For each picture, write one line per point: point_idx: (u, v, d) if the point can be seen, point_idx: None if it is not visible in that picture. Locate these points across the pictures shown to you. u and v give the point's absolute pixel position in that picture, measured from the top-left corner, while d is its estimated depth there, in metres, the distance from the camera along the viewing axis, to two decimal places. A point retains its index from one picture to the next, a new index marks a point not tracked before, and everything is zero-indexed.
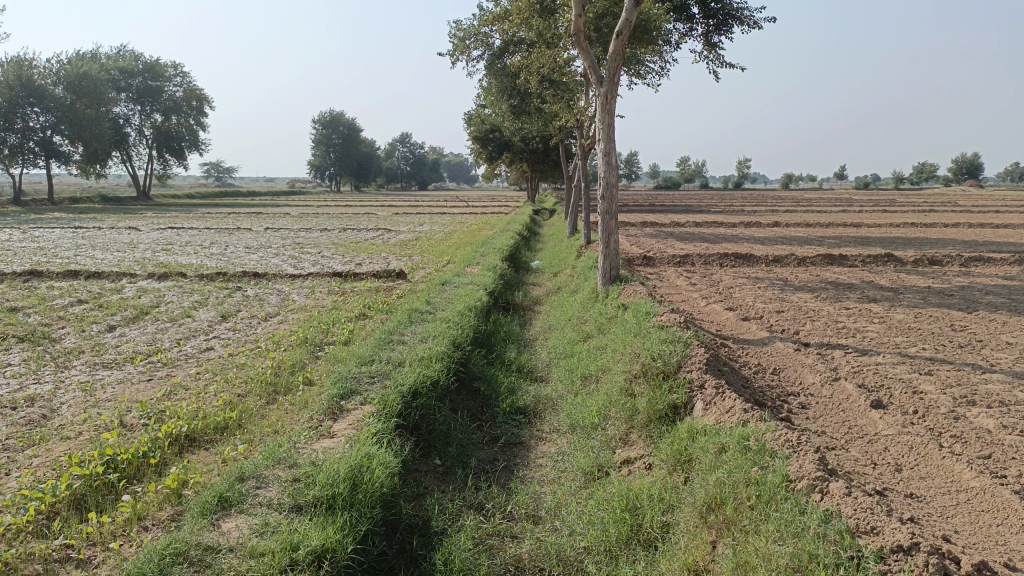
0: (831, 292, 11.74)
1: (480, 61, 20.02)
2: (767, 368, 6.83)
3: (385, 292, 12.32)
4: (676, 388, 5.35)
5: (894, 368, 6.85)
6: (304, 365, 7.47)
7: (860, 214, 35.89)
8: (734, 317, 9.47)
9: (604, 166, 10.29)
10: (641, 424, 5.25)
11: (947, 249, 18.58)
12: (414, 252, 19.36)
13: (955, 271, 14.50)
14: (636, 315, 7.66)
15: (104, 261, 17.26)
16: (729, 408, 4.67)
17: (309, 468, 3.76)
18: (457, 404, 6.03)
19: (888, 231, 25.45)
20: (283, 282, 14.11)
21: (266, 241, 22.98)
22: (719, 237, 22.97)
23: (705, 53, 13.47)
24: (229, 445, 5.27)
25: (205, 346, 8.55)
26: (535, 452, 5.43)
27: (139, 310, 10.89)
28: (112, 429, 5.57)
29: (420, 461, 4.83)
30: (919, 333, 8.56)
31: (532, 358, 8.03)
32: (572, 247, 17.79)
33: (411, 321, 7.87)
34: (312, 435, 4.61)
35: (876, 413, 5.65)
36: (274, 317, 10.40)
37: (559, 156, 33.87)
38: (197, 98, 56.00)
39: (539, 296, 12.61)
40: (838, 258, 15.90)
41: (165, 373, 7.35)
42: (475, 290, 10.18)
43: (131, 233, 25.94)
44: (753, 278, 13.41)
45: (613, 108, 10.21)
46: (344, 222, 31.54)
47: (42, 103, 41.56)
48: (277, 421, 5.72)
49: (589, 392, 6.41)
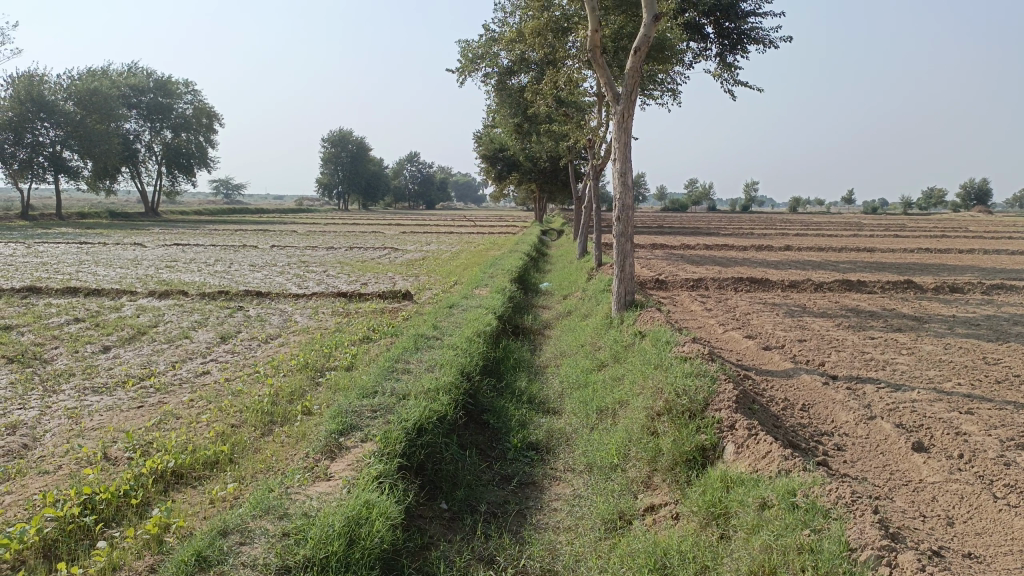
0: (852, 320, 11.30)
1: (490, 81, 19.79)
2: (795, 405, 6.40)
3: (390, 314, 11.94)
4: (704, 428, 4.94)
5: (932, 406, 6.41)
6: (304, 393, 7.07)
7: (871, 239, 35.46)
8: (754, 346, 9.04)
9: (620, 187, 9.89)
10: (666, 466, 4.83)
11: (967, 275, 18.10)
12: (421, 272, 19.00)
13: (976, 299, 14.06)
14: (655, 344, 7.24)
15: (105, 278, 16.92)
16: (766, 453, 4.24)
17: (301, 522, 3.34)
18: (464, 439, 5.62)
19: (903, 257, 24.95)
20: (287, 301, 13.75)
21: (272, 259, 22.67)
22: (731, 260, 22.59)
23: (721, 73, 13.15)
24: (217, 482, 4.89)
25: (201, 370, 8.17)
26: (549, 495, 5.01)
27: (136, 330, 10.53)
28: (94, 463, 5.18)
29: (425, 507, 4.43)
30: (952, 366, 8.11)
31: (543, 388, 7.61)
32: (582, 269, 17.39)
33: (417, 347, 7.47)
34: (307, 477, 4.21)
35: (919, 457, 5.21)
36: (275, 339, 10.02)
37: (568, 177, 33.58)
38: (206, 115, 56.08)
39: (549, 320, 12.22)
40: (856, 284, 15.48)
41: (157, 400, 6.95)
42: (483, 314, 9.78)
43: (135, 249, 25.68)
44: (771, 304, 12.98)
45: (630, 127, 9.86)
46: (350, 241, 31.30)
47: (52, 118, 41.52)
48: (271, 457, 5.32)
49: (607, 428, 5.99)
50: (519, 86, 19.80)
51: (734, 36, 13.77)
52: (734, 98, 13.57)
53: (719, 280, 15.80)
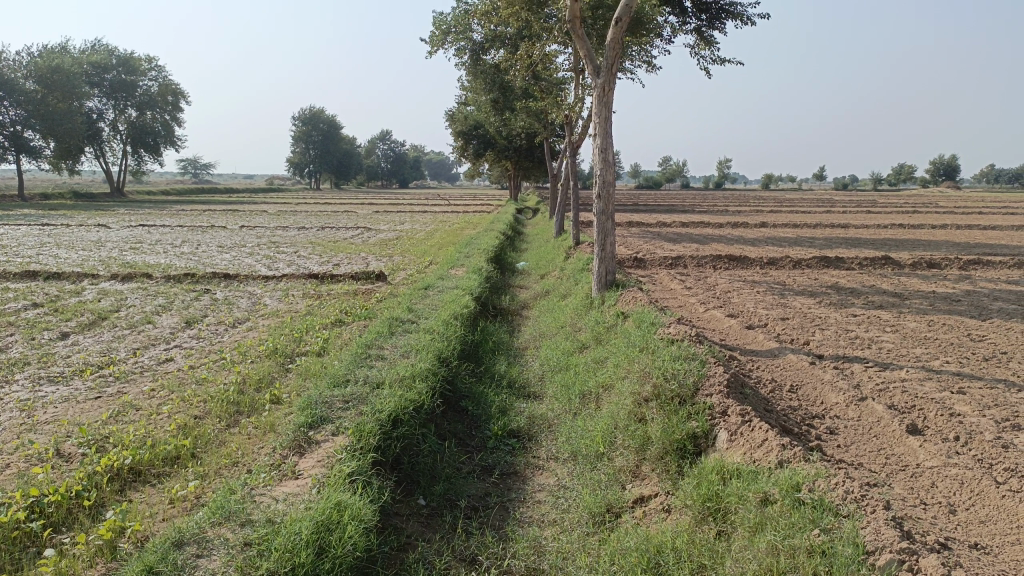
0: (834, 297, 11.14)
1: (464, 56, 19.32)
2: (783, 386, 6.20)
3: (363, 296, 11.59)
4: (695, 415, 4.70)
5: (923, 386, 6.25)
6: (273, 381, 6.75)
7: (843, 215, 35.59)
8: (738, 325, 8.84)
9: (601, 163, 9.56)
10: (655, 456, 4.59)
11: (942, 251, 18.09)
12: (395, 252, 18.63)
13: (954, 274, 14.00)
14: (639, 326, 6.98)
15: (67, 261, 16.33)
16: (762, 442, 4.01)
17: (265, 530, 3.05)
18: (442, 428, 5.35)
19: (878, 233, 24.99)
20: (256, 283, 13.34)
21: (241, 240, 22.13)
22: (707, 237, 22.47)
23: (699, 49, 12.82)
24: (178, 480, 4.58)
25: (164, 357, 7.79)
26: (533, 486, 4.75)
27: (98, 315, 10.09)
28: (45, 460, 4.81)
29: (401, 504, 4.15)
30: (938, 344, 7.97)
31: (523, 371, 7.34)
32: (559, 248, 17.10)
33: (391, 331, 7.15)
34: (273, 476, 3.90)
35: (914, 440, 5.03)
36: (243, 324, 9.65)
37: (543, 154, 33.22)
38: (172, 92, 54.67)
39: (527, 300, 11.97)
40: (834, 261, 15.37)
41: (117, 391, 6.58)
42: (460, 296, 9.46)
43: (99, 230, 24.98)
44: (751, 281, 12.82)
45: (611, 101, 9.53)
46: (323, 221, 30.75)
47: (11, 97, 40.27)
48: (236, 451, 5.01)
49: (591, 415, 5.74)
50: (493, 62, 19.38)
51: (712, 10, 13.45)
52: (710, 77, 13.45)
53: (698, 258, 15.61)
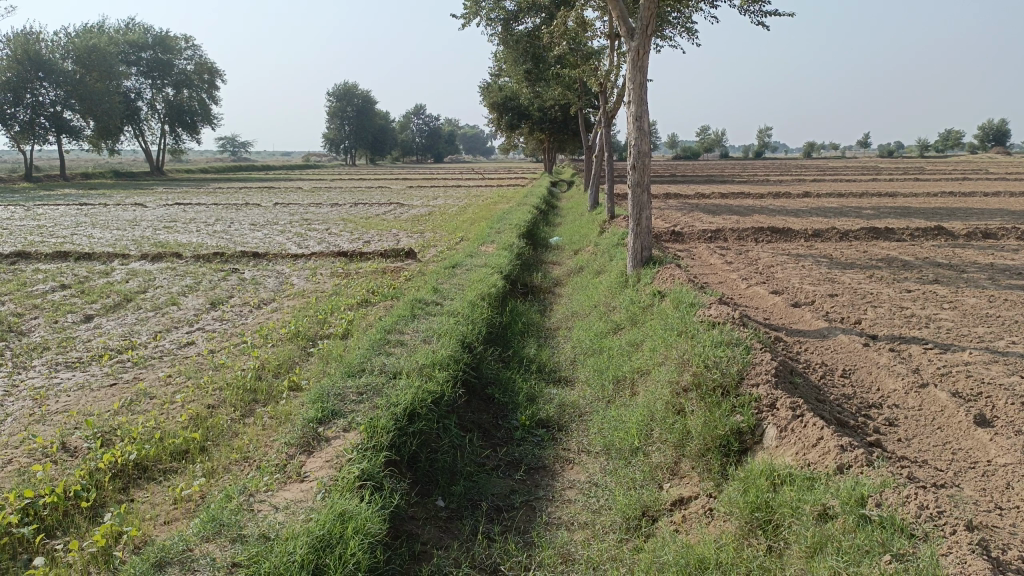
0: (885, 271, 10.50)
1: (495, 27, 18.77)
2: (834, 371, 5.73)
3: (391, 275, 11.27)
4: (740, 407, 4.27)
5: (989, 370, 5.72)
6: (292, 366, 6.47)
7: (891, 184, 34.26)
8: (783, 302, 8.33)
9: (635, 131, 9.04)
10: (696, 452, 4.18)
11: (997, 220, 17.16)
12: (427, 228, 18.31)
13: (1012, 245, 13.21)
14: (677, 307, 6.52)
15: (99, 241, 16.30)
16: (816, 441, 3.60)
17: (256, 552, 2.77)
18: (464, 419, 5.01)
19: (927, 202, 23.95)
20: (285, 262, 13.10)
21: (273, 217, 22.01)
22: (748, 209, 21.71)
23: (745, 7, 12.08)
24: (185, 477, 4.33)
25: (185, 340, 7.56)
26: (562, 482, 4.39)
27: (123, 297, 9.93)
28: (49, 455, 4.59)
29: (418, 507, 3.83)
30: (1001, 322, 7.39)
31: (553, 355, 6.96)
32: (595, 221, 16.61)
33: (414, 314, 6.81)
34: (277, 477, 3.61)
35: (983, 432, 4.55)
36: (269, 305, 9.41)
37: (577, 126, 32.56)
38: (208, 71, 54.76)
39: (559, 277, 11.58)
40: (883, 232, 14.65)
41: (133, 377, 6.36)
42: (488, 274, 9.09)
43: (136, 209, 25.11)
44: (795, 255, 12.21)
45: (645, 66, 8.99)
46: (356, 197, 30.55)
47: (51, 77, 40.60)
48: (248, 444, 4.76)
49: (625, 404, 5.35)
50: (527, 32, 18.78)
51: None
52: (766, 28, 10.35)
53: (739, 230, 15.00)
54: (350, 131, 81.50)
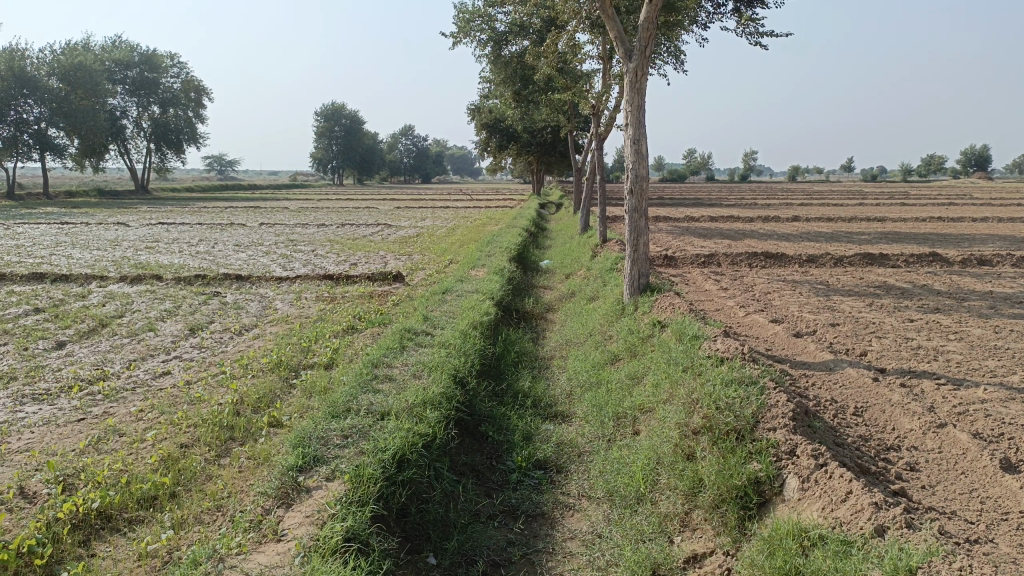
0: (884, 299, 10.27)
1: (486, 48, 18.62)
2: (846, 409, 5.44)
3: (378, 300, 10.94)
4: (757, 454, 3.97)
5: (1007, 408, 5.45)
6: (273, 400, 6.11)
7: (879, 208, 34.33)
8: (784, 331, 8.06)
9: (632, 155, 8.80)
10: (709, 503, 3.87)
11: (989, 246, 17.03)
12: (414, 250, 18.01)
13: (1008, 272, 13.06)
14: (680, 339, 6.23)
15: (78, 262, 15.84)
16: (845, 496, 3.31)
17: None
18: (456, 462, 4.68)
19: (916, 226, 23.94)
20: (269, 285, 12.73)
21: (258, 238, 21.63)
22: (739, 233, 21.54)
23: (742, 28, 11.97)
24: (151, 530, 3.96)
25: (160, 370, 7.18)
26: (563, 533, 4.06)
27: (99, 322, 9.52)
28: (4, 502, 4.21)
29: (406, 566, 3.49)
30: (1011, 354, 7.14)
31: (549, 388, 6.63)
32: (585, 245, 16.37)
33: (403, 344, 6.47)
34: (252, 536, 3.27)
35: (1011, 478, 4.25)
36: (251, 331, 9.04)
37: (566, 148, 32.48)
38: (194, 89, 54.49)
39: (552, 302, 11.30)
40: (878, 257, 14.47)
41: (103, 411, 5.97)
42: (480, 301, 8.78)
43: (118, 229, 24.61)
44: (791, 282, 11.98)
45: (644, 88, 8.77)
46: (343, 218, 30.22)
47: (35, 94, 40.17)
48: (222, 490, 4.40)
49: (628, 444, 5.02)
50: (517, 53, 18.64)
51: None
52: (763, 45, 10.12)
53: (732, 254, 14.77)
54: (337, 151, 81.30)
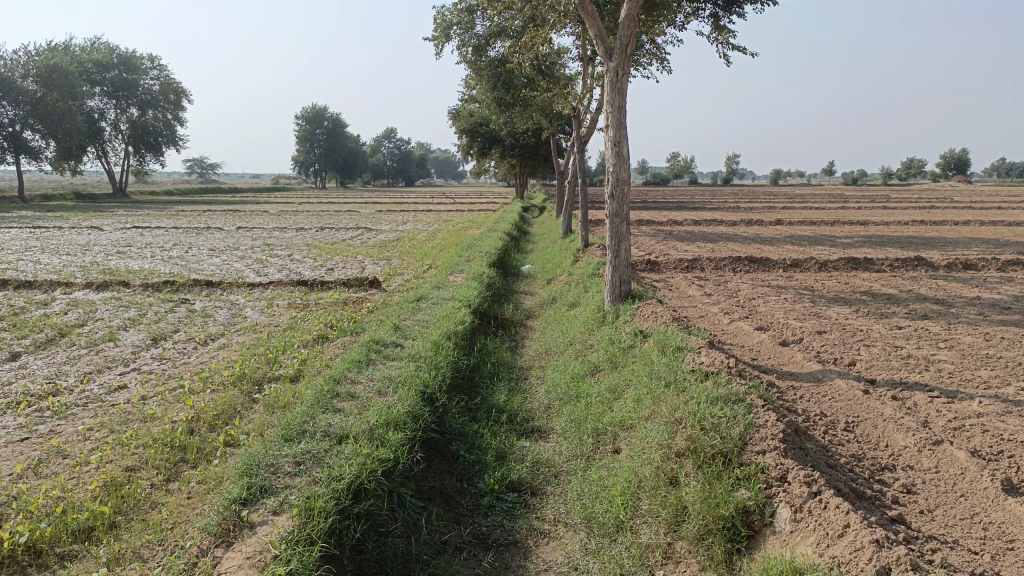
0: (872, 305, 10.03)
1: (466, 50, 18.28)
2: (838, 425, 5.17)
3: (353, 307, 10.57)
4: (745, 481, 3.69)
5: (1005, 423, 5.17)
6: (232, 417, 5.74)
7: (861, 211, 34.29)
8: (770, 340, 7.78)
9: (613, 157, 8.50)
10: (694, 535, 3.58)
11: (971, 250, 16.90)
12: (394, 255, 17.65)
13: (995, 276, 12.89)
14: (662, 351, 5.94)
15: (44, 268, 15.30)
16: (843, 531, 3.04)
17: None
18: (423, 487, 4.37)
19: (900, 230, 23.81)
20: (240, 292, 12.31)
21: (233, 243, 21.16)
22: (723, 236, 21.36)
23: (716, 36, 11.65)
24: (81, 568, 3.59)
25: (115, 385, 6.77)
26: (536, 563, 3.75)
27: (57, 332, 9.08)
28: None
29: None
30: (1003, 363, 6.90)
31: (526, 401, 6.30)
32: (567, 250, 16.11)
33: (369, 358, 6.11)
34: None
35: (1015, 502, 3.96)
36: (217, 341, 8.65)
37: (549, 151, 32.19)
38: (173, 91, 53.65)
39: (532, 308, 10.98)
40: (862, 262, 14.28)
41: (48, 431, 5.57)
42: (456, 309, 8.44)
43: (91, 233, 23.97)
44: (776, 287, 11.73)
45: (625, 88, 8.47)
46: (323, 222, 29.70)
47: (10, 96, 39.40)
48: (167, 519, 4.05)
49: (607, 465, 4.71)
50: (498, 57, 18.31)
51: None
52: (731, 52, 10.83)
53: (716, 258, 14.53)
54: (320, 154, 80.64)
